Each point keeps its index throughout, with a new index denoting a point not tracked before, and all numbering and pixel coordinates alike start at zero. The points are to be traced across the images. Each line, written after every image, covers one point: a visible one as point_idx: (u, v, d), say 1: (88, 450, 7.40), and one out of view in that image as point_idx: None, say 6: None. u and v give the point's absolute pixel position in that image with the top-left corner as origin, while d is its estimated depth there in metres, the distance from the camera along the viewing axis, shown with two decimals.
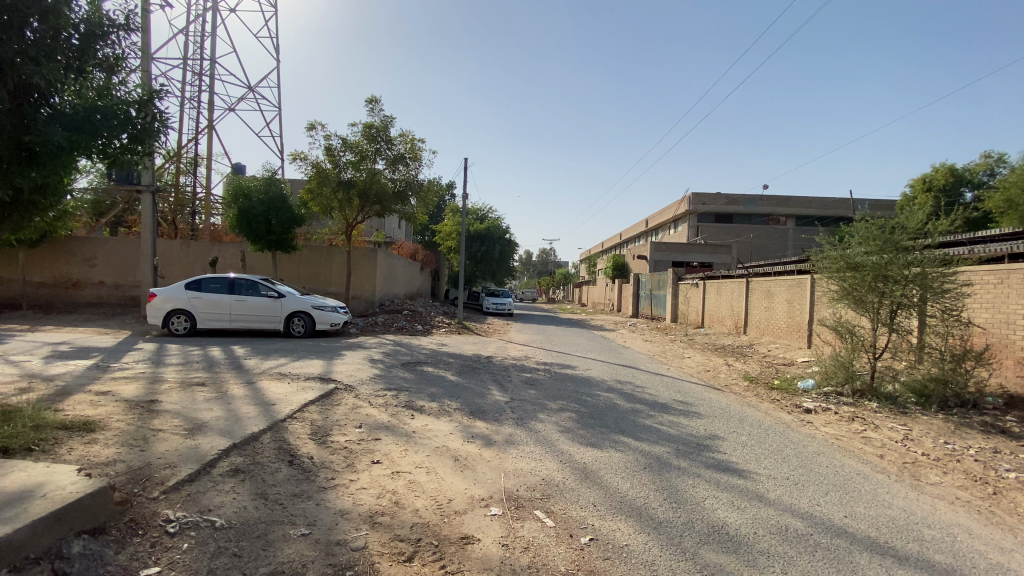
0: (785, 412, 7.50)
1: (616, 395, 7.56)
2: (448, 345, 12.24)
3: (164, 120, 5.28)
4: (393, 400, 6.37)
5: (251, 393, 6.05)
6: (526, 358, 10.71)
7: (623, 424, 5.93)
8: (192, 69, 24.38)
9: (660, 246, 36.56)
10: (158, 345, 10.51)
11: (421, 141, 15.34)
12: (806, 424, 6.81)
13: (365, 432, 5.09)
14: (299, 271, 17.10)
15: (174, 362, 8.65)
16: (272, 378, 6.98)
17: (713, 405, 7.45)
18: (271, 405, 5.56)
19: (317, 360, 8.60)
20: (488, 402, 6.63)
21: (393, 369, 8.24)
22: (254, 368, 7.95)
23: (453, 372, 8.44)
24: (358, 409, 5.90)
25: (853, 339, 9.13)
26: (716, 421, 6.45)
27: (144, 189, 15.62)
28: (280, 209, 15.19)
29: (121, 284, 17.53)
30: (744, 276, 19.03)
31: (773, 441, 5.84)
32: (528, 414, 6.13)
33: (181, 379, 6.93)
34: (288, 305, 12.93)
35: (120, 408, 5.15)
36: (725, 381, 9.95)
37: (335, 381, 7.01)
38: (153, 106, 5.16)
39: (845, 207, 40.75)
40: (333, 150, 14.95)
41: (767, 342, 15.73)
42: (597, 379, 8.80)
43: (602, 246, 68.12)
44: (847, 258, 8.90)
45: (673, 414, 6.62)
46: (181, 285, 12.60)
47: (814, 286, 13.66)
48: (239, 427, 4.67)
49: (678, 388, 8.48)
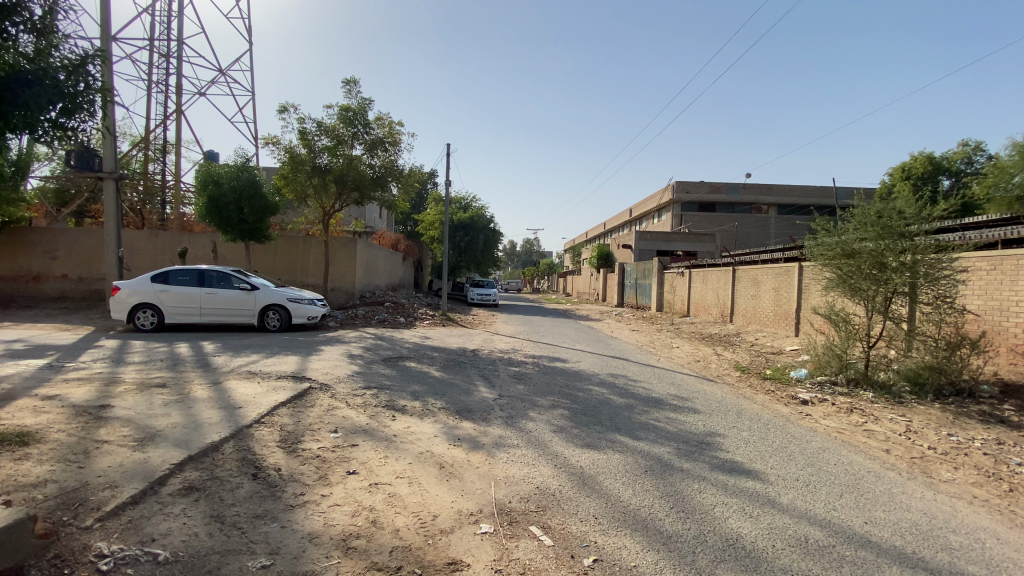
0: (782, 404, 7.27)
1: (608, 389, 7.22)
2: (432, 338, 11.80)
3: (105, 91, 4.65)
4: (373, 400, 5.92)
5: (215, 395, 5.53)
6: (514, 351, 10.34)
7: (619, 422, 5.58)
8: (159, 51, 23.25)
9: (644, 235, 36.37)
10: (121, 342, 9.84)
11: (400, 125, 14.74)
12: (806, 417, 6.56)
13: (341, 437, 4.64)
14: (275, 262, 16.44)
15: (136, 360, 8.04)
16: (241, 377, 6.46)
17: (708, 398, 7.16)
18: (237, 409, 5.06)
19: (291, 356, 8.07)
20: (475, 399, 6.22)
21: (373, 365, 7.77)
22: (223, 366, 7.40)
23: (437, 367, 8.01)
24: (334, 410, 5.44)
25: (846, 328, 8.95)
26: (715, 416, 6.14)
27: (106, 176, 14.77)
28: (252, 197, 14.48)
29: (86, 277, 16.62)
30: (730, 264, 18.88)
31: (776, 436, 5.57)
32: (518, 413, 5.74)
33: (140, 380, 6.37)
34: (263, 298, 12.33)
35: (63, 416, 4.60)
36: (717, 371, 9.72)
37: (311, 379, 6.52)
38: (87, 73, 4.48)
39: (826, 195, 41.15)
40: (307, 133, 14.24)
41: (754, 330, 15.60)
42: (587, 372, 8.46)
43: (585, 236, 67.90)
44: (844, 245, 8.70)
45: (669, 409, 6.32)
46: (147, 277, 11.87)
47: (802, 275, 13.53)
48: (198, 435, 4.19)
49: (671, 381, 8.18)
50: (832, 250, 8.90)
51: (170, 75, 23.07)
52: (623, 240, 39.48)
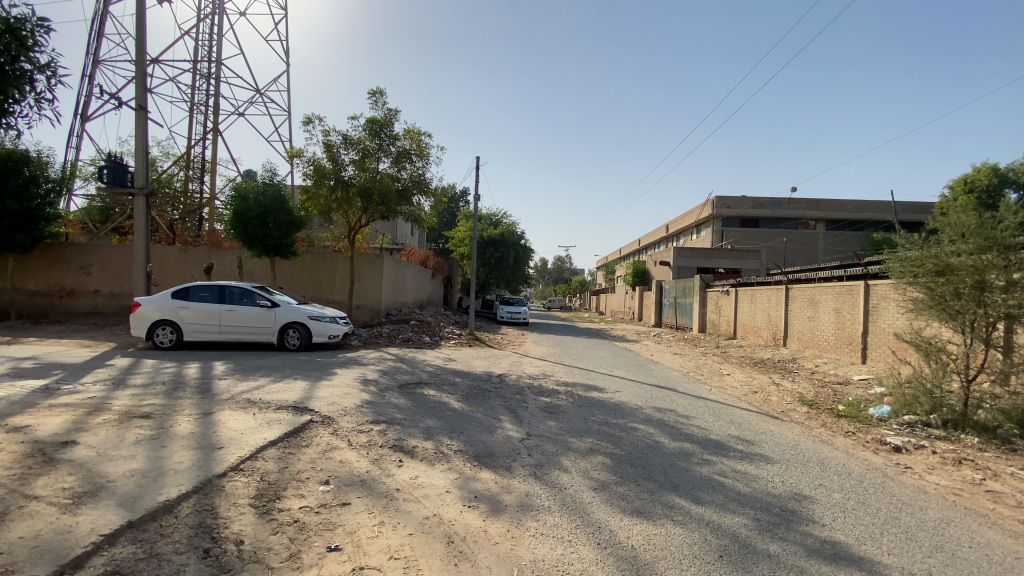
0: (868, 451, 6.01)
1: (656, 429, 6.12)
2: (456, 360, 10.96)
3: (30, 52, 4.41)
4: (379, 438, 5.03)
5: (198, 432, 4.77)
6: (546, 377, 9.35)
7: (675, 477, 4.51)
8: (201, 73, 23.97)
9: (683, 251, 34.80)
10: (132, 362, 9.39)
11: (429, 137, 14.15)
12: (906, 471, 5.30)
13: (332, 492, 3.76)
14: (301, 278, 16.05)
15: (137, 383, 7.46)
16: (235, 408, 5.70)
17: (778, 442, 5.97)
18: (216, 450, 4.27)
19: (300, 381, 7.32)
20: (498, 440, 5.25)
21: (387, 392, 6.90)
22: (223, 391, 6.69)
23: (458, 396, 7.09)
24: (332, 452, 4.59)
25: (939, 358, 7.41)
26: (793, 469, 4.97)
27: (137, 192, 14.81)
28: (278, 211, 14.10)
29: (118, 293, 16.68)
30: (782, 282, 17.41)
31: (876, 499, 4.38)
32: (549, 460, 4.76)
33: (126, 409, 5.69)
34: (282, 315, 11.77)
35: (11, 456, 3.91)
36: (780, 406, 8.42)
37: (312, 411, 5.70)
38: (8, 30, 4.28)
39: (879, 210, 38.70)
40: (333, 146, 13.82)
41: (812, 356, 14.07)
42: (629, 405, 7.37)
43: (620, 254, 66.39)
44: (936, 259, 7.12)
45: (734, 458, 5.19)
46: (168, 293, 11.55)
47: (870, 295, 12.06)
48: (151, 492, 3.41)
49: (730, 419, 7.00)
50: (922, 266, 7.31)
51: (210, 96, 23.74)
52: (659, 256, 38.04)
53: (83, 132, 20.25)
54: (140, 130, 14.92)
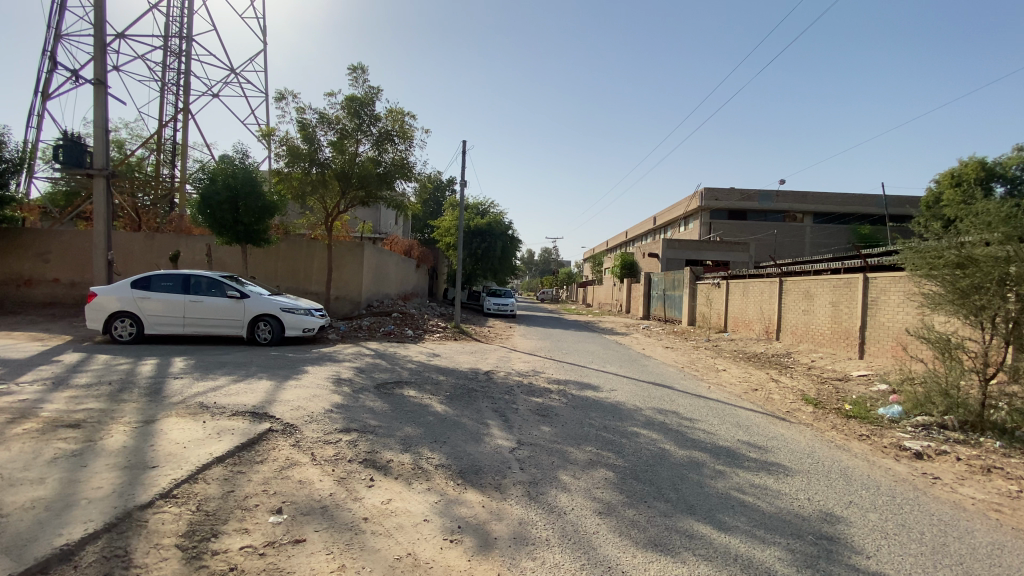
0: (887, 457, 5.53)
1: (659, 434, 5.55)
2: (440, 355, 10.29)
3: None
4: (348, 451, 4.36)
5: (132, 447, 4.03)
6: (536, 374, 8.76)
7: (689, 495, 3.92)
8: (172, 50, 22.70)
9: (672, 243, 34.43)
10: (83, 359, 8.54)
11: (412, 118, 13.27)
12: (936, 483, 4.81)
13: (283, 526, 3.08)
14: (275, 268, 15.17)
15: (80, 383, 6.64)
16: (182, 414, 4.96)
17: (793, 449, 5.45)
18: (148, 470, 3.59)
19: (265, 381, 6.59)
20: (486, 451, 4.61)
21: (361, 394, 6.21)
22: (176, 393, 5.94)
23: (441, 397, 6.42)
24: (292, 469, 3.92)
25: (955, 356, 6.94)
26: (817, 483, 4.44)
27: (96, 173, 13.74)
28: (249, 195, 13.17)
29: (79, 282, 15.61)
30: (775, 275, 17.06)
31: (917, 521, 3.86)
32: (544, 476, 4.14)
33: (55, 416, 4.91)
34: (252, 307, 10.94)
35: None
36: (783, 405, 7.96)
37: (274, 417, 5.00)
38: None
39: (865, 203, 38.81)
40: (309, 125, 12.91)
41: (807, 351, 13.71)
42: (627, 406, 6.79)
43: (607, 245, 66.11)
44: (958, 251, 6.56)
45: (750, 469, 4.64)
46: (127, 283, 10.65)
47: (869, 290, 11.70)
48: (48, 531, 2.73)
49: (736, 421, 6.48)
50: (940, 258, 6.77)
51: (182, 75, 22.53)
52: (647, 248, 37.72)
53: (43, 111, 19.00)
54: (100, 106, 13.87)
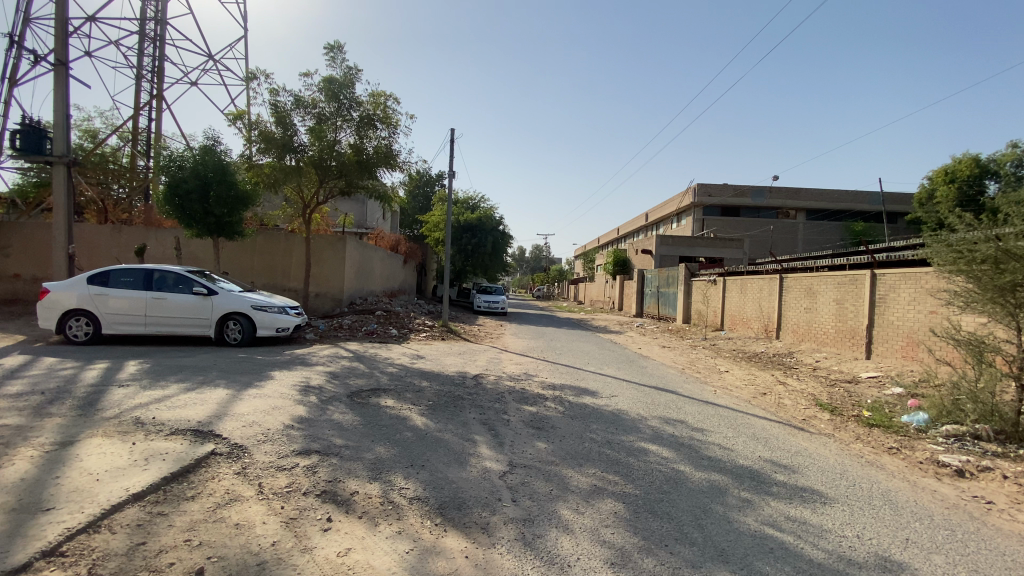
0: (925, 475, 4.90)
1: (671, 451, 4.85)
2: (425, 357, 9.52)
3: None
4: (305, 480, 3.60)
5: (31, 479, 3.25)
6: (529, 378, 8.05)
7: (717, 536, 3.23)
8: (148, 35, 21.61)
9: (666, 239, 33.86)
10: (24, 362, 7.65)
11: (395, 102, 12.43)
12: (992, 509, 4.16)
13: None
14: (251, 263, 14.31)
15: (9, 391, 5.80)
16: (112, 434, 4.16)
17: (822, 468, 4.78)
18: (39, 515, 2.81)
19: (222, 389, 5.79)
20: (471, 478, 3.88)
21: (331, 405, 5.43)
22: (113, 406, 5.11)
23: (421, 407, 5.67)
24: (231, 507, 3.15)
25: (989, 359, 6.31)
26: (862, 515, 3.75)
27: (56, 160, 12.72)
28: (220, 184, 12.26)
29: (41, 278, 14.59)
30: (774, 272, 16.52)
31: (993, 565, 3.18)
32: (541, 511, 3.42)
33: None
34: (220, 305, 10.10)
35: None
36: (797, 412, 7.33)
37: (221, 437, 4.22)
38: None
39: (857, 200, 38.61)
40: (283, 109, 12.03)
41: (809, 350, 13.16)
42: (630, 416, 6.07)
43: (599, 242, 65.50)
44: (997, 243, 5.90)
45: (782, 498, 3.94)
46: (83, 278, 9.74)
47: (878, 287, 11.12)
48: None
49: (752, 433, 5.82)
50: (975, 253, 6.12)
51: (157, 61, 21.42)
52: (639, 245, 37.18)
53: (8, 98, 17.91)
54: (60, 89, 12.87)
